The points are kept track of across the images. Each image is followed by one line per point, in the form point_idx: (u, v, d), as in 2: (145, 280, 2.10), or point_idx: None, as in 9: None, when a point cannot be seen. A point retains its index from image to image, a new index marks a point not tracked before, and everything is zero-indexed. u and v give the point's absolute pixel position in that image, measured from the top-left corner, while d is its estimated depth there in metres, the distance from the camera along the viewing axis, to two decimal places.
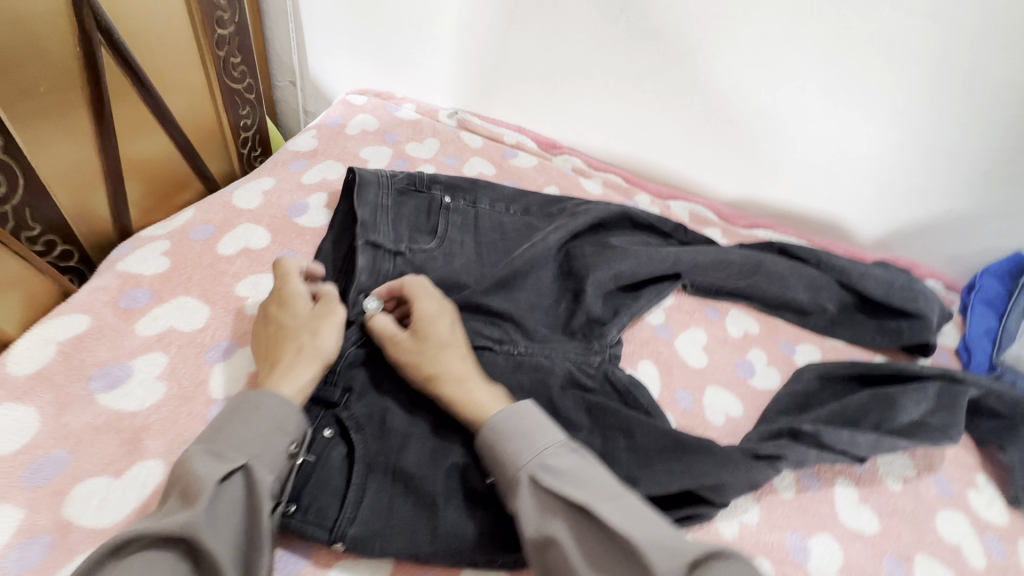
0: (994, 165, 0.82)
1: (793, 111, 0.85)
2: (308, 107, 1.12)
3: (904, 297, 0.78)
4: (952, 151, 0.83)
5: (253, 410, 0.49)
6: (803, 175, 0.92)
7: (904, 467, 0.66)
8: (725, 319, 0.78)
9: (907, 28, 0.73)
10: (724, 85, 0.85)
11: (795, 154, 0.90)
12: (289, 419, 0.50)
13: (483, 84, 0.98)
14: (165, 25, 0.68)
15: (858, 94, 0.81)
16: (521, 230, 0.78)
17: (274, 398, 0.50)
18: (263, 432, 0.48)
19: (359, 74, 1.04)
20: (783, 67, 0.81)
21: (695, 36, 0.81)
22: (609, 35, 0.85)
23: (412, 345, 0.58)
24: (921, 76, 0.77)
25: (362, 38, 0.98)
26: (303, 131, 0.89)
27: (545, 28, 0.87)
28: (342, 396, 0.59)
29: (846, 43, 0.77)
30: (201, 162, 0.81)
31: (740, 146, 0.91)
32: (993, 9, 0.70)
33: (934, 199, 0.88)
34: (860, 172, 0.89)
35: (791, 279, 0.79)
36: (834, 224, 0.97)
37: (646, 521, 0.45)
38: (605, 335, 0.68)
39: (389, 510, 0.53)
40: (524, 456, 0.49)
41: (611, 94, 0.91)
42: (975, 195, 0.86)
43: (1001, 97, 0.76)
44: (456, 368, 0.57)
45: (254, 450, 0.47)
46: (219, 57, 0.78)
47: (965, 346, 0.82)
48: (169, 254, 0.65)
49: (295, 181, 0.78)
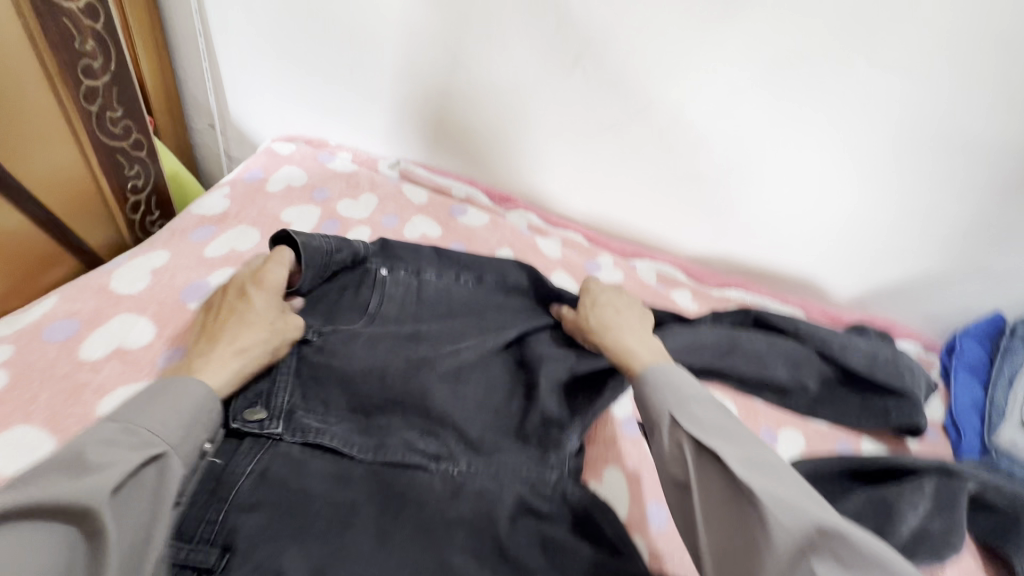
0: (972, 227, 0.77)
1: (761, 170, 0.79)
2: (232, 152, 1.00)
3: (888, 374, 0.71)
4: (927, 214, 0.78)
5: (175, 398, 0.46)
6: (773, 233, 0.85)
7: None
8: None
9: (881, 85, 0.68)
10: (689, 140, 0.78)
11: (765, 211, 0.83)
12: (210, 410, 0.47)
13: (428, 131, 0.88)
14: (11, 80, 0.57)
15: (830, 151, 0.75)
16: (471, 303, 0.68)
17: (201, 388, 0.48)
18: (184, 420, 0.45)
19: (288, 119, 0.93)
20: (750, 123, 0.75)
21: (656, 88, 0.74)
22: (564, 83, 0.77)
23: (590, 306, 0.64)
24: (895, 134, 0.72)
25: (289, 81, 0.88)
26: (213, 190, 0.77)
27: (493, 74, 0.79)
28: (220, 558, 0.46)
29: (816, 98, 0.71)
30: (71, 236, 0.68)
31: (706, 203, 0.84)
32: (971, 68, 0.65)
33: (911, 259, 0.83)
34: (833, 231, 0.83)
35: (769, 358, 0.71)
36: (808, 281, 0.91)
37: (788, 485, 0.42)
38: (562, 444, 0.57)
39: None
40: (668, 402, 0.49)
41: (568, 146, 0.83)
42: (954, 255, 0.81)
43: (979, 158, 0.71)
44: (622, 321, 0.62)
45: (170, 433, 0.43)
46: (91, 111, 0.66)
47: (954, 422, 0.77)
48: (10, 365, 0.53)
49: (194, 255, 0.67)
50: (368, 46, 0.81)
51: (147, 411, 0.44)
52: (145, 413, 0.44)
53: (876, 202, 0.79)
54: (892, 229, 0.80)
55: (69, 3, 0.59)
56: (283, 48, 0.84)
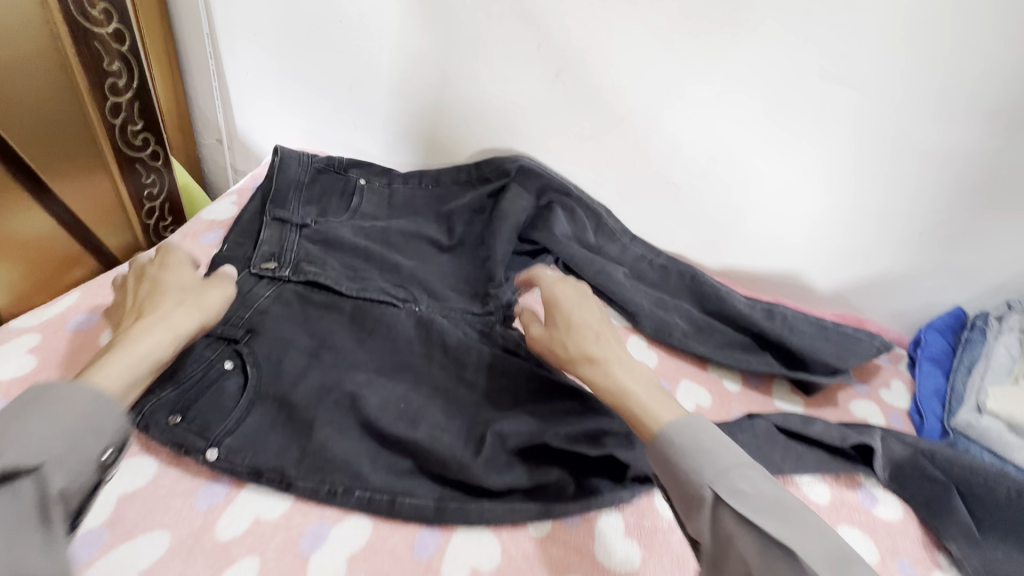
0: (928, 226, 0.83)
1: (730, 173, 0.84)
2: (236, 164, 1.05)
3: (825, 345, 0.81)
4: (885, 214, 0.83)
5: (53, 413, 0.43)
6: (745, 235, 0.90)
7: (868, 551, 0.63)
8: (676, 392, 0.76)
9: (836, 96, 0.74)
10: (664, 147, 0.84)
11: (737, 214, 0.88)
12: (102, 398, 0.45)
13: (421, 143, 0.94)
14: (40, 97, 0.64)
15: (794, 156, 0.81)
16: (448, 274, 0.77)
17: (84, 393, 0.45)
18: (68, 437, 0.43)
19: (289, 133, 0.98)
20: (719, 131, 0.81)
21: (633, 100, 0.81)
22: (549, 97, 0.83)
23: (568, 334, 0.59)
24: (852, 141, 0.78)
25: (293, 98, 0.94)
26: (221, 197, 0.82)
27: (482, 90, 0.85)
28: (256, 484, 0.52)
29: (778, 106, 0.77)
30: (93, 237, 0.75)
31: (682, 207, 0.90)
32: (915, 79, 0.71)
33: (876, 258, 0.88)
34: (801, 232, 0.88)
35: (720, 334, 0.81)
36: (787, 279, 0.94)
37: (825, 539, 0.44)
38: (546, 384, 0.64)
39: None
40: (707, 472, 0.47)
41: (553, 155, 0.89)
42: (917, 253, 0.86)
43: (930, 162, 0.77)
44: (590, 348, 0.57)
45: (54, 448, 0.42)
46: (115, 125, 0.72)
47: (917, 409, 0.82)
48: (36, 351, 0.56)
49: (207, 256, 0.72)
50: (366, 65, 0.88)
51: (28, 427, 0.42)
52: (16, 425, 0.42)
53: (837, 203, 0.84)
54: (854, 230, 0.86)
55: (98, 29, 0.66)
56: (286, 65, 0.90)
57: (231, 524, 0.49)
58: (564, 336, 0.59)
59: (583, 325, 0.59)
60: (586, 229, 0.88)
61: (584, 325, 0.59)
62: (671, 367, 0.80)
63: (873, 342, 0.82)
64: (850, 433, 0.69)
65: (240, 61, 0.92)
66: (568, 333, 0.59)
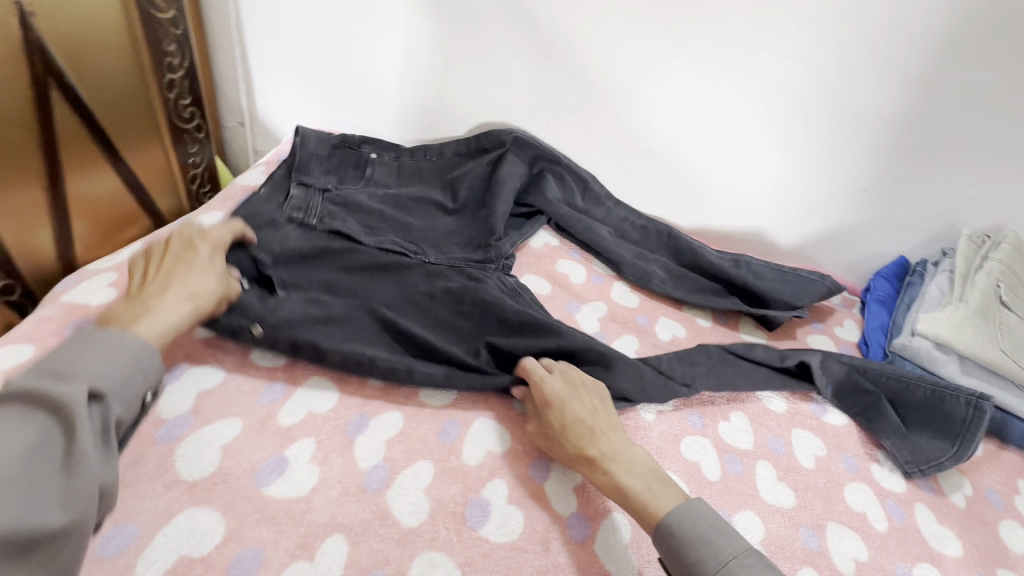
0: (871, 183, 0.94)
1: (697, 140, 0.96)
2: (256, 145, 1.16)
3: (783, 285, 0.92)
4: (834, 173, 0.95)
5: (107, 346, 0.50)
6: (713, 196, 1.02)
7: (816, 447, 0.75)
8: (654, 326, 0.87)
9: (784, 69, 0.86)
10: (640, 118, 0.96)
11: (705, 177, 1.00)
12: (147, 350, 0.52)
13: (425, 121, 1.05)
14: (118, 77, 0.81)
15: (752, 123, 0.92)
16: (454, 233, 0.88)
17: (134, 342, 0.51)
18: (125, 370, 0.50)
19: (305, 114, 1.09)
20: (686, 102, 0.92)
21: (612, 76, 0.92)
22: (539, 76, 0.95)
23: (559, 414, 0.61)
24: (800, 109, 0.89)
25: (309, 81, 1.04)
26: (251, 168, 0.92)
27: (480, 72, 0.97)
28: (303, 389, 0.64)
29: (736, 78, 0.88)
30: (148, 199, 0.92)
31: (657, 172, 1.01)
32: (853, 51, 0.83)
33: (828, 212, 0.99)
34: (761, 192, 1.00)
35: (691, 281, 0.93)
36: (755, 235, 1.05)
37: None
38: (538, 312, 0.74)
39: (336, 517, 0.54)
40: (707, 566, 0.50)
41: (543, 128, 1.01)
42: (864, 207, 0.97)
43: (869, 125, 0.89)
44: (594, 430, 0.60)
45: (113, 380, 0.49)
46: (169, 98, 0.89)
47: (864, 340, 0.95)
48: (116, 285, 0.67)
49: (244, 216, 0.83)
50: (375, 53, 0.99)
51: (84, 356, 0.48)
52: (76, 354, 0.48)
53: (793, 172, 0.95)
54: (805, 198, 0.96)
55: (163, 18, 0.83)
56: (304, 52, 1.01)
57: (290, 414, 0.61)
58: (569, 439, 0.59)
59: (581, 424, 0.60)
60: (574, 194, 0.99)
61: (584, 423, 0.60)
62: (651, 308, 0.91)
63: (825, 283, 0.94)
64: (788, 352, 0.81)
65: (261, 49, 1.02)
66: (561, 431, 0.60)
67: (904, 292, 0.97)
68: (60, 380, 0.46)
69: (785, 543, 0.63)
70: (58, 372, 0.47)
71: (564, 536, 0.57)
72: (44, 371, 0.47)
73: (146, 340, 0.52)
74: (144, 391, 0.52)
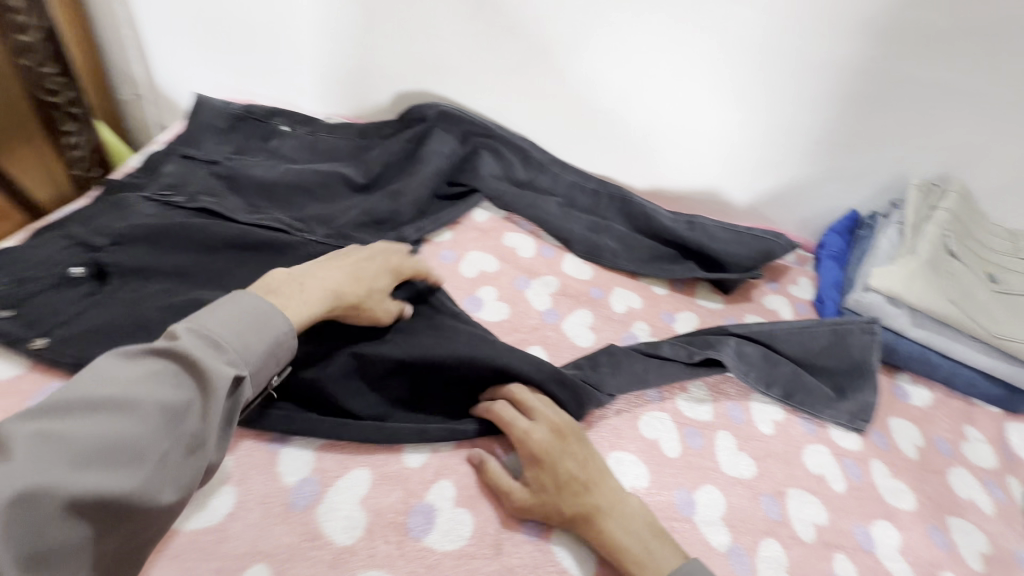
0: (826, 134, 0.91)
1: (643, 98, 0.90)
2: (160, 120, 1.03)
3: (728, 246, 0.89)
4: (788, 125, 0.91)
5: (261, 317, 0.48)
6: (663, 154, 0.96)
7: (775, 411, 0.72)
8: (608, 297, 0.83)
9: (736, 13, 0.80)
10: (584, 77, 0.89)
11: (654, 135, 0.94)
12: (292, 331, 0.50)
13: (350, 86, 0.94)
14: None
15: (704, 73, 0.86)
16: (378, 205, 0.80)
17: (284, 321, 0.50)
18: (264, 355, 0.48)
19: (207, 82, 0.96)
20: (631, 55, 0.86)
21: (552, 29, 0.84)
22: (471, 31, 0.86)
23: (552, 469, 0.54)
24: (755, 56, 0.84)
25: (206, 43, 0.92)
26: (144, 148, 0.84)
27: (409, 24, 0.86)
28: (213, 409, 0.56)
29: (684, 26, 0.82)
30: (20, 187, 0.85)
31: (600, 133, 0.95)
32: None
33: (783, 167, 0.96)
34: (712, 148, 0.95)
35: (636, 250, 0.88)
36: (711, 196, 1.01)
37: None
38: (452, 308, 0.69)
39: (258, 539, 0.49)
40: None
41: (481, 90, 0.92)
42: (816, 162, 0.94)
43: (820, 74, 0.85)
44: (593, 492, 0.53)
45: (249, 361, 0.46)
46: (23, 65, 0.80)
47: (819, 298, 0.93)
48: None
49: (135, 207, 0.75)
50: (287, 13, 0.87)
51: (232, 322, 0.47)
52: (225, 320, 0.46)
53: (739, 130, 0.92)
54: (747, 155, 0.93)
55: None
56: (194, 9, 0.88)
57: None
58: (562, 497, 0.53)
59: (599, 469, 0.56)
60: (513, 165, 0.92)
61: (580, 477, 0.54)
62: (605, 279, 0.86)
63: (779, 241, 0.91)
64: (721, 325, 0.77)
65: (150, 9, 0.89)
66: (585, 481, 0.54)
67: (856, 246, 0.97)
68: (162, 374, 0.42)
69: (747, 515, 0.61)
70: (207, 337, 0.45)
71: (517, 538, 0.53)
72: (200, 336, 0.44)
73: (291, 325, 0.51)
74: (261, 383, 0.48)
